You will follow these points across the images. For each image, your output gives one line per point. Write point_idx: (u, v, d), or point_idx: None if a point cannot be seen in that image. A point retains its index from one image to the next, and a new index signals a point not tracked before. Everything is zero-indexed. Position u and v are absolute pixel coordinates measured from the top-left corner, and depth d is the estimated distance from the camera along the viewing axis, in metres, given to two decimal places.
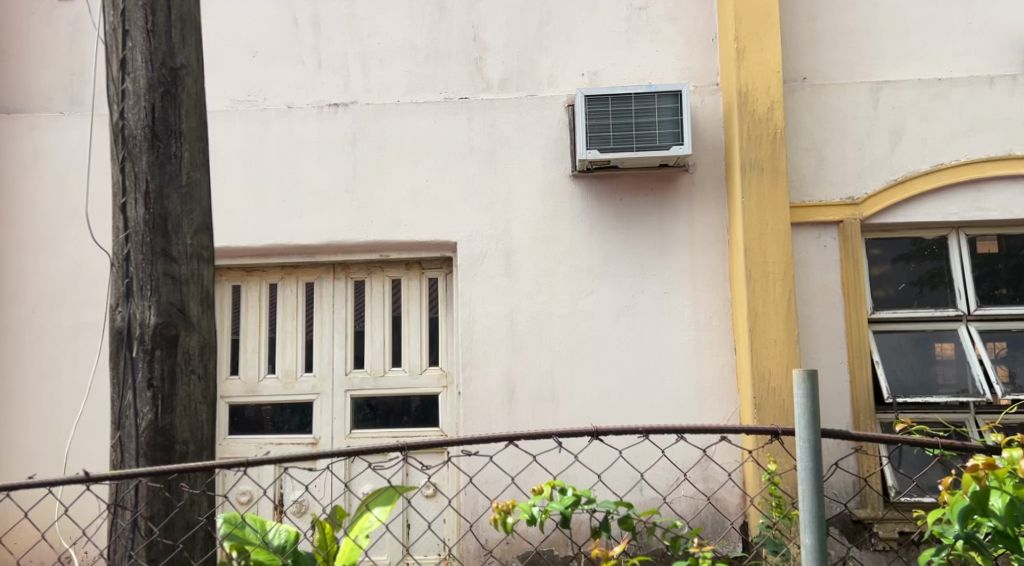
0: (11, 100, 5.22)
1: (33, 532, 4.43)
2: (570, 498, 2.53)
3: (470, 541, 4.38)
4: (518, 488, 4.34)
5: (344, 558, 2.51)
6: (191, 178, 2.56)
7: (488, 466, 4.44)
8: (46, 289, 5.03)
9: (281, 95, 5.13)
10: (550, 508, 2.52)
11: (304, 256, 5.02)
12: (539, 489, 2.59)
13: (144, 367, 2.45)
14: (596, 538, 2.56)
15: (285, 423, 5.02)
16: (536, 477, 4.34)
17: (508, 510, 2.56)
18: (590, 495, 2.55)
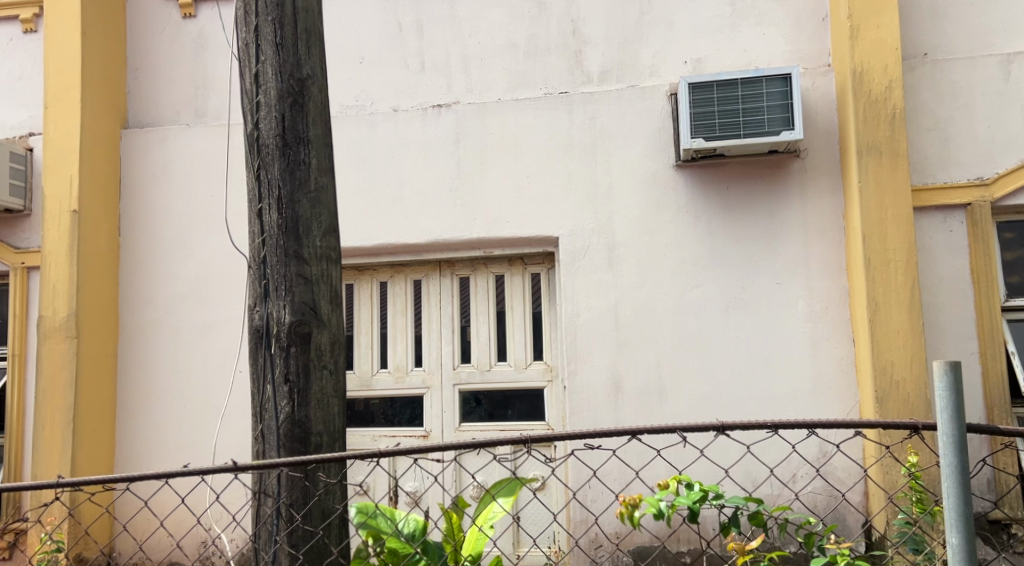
0: (143, 115, 5.59)
1: (186, 518, 4.77)
2: (697, 494, 2.65)
3: (598, 534, 4.41)
4: (644, 483, 4.35)
5: (470, 547, 2.63)
6: (319, 182, 2.69)
7: (611, 460, 4.46)
8: (177, 291, 5.35)
9: (387, 99, 5.29)
10: (678, 504, 2.63)
11: (411, 254, 5.16)
12: (665, 484, 2.67)
13: (281, 363, 2.59)
14: (727, 534, 2.68)
15: (396, 416, 5.16)
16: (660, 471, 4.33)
17: (635, 504, 2.64)
18: (717, 491, 2.67)
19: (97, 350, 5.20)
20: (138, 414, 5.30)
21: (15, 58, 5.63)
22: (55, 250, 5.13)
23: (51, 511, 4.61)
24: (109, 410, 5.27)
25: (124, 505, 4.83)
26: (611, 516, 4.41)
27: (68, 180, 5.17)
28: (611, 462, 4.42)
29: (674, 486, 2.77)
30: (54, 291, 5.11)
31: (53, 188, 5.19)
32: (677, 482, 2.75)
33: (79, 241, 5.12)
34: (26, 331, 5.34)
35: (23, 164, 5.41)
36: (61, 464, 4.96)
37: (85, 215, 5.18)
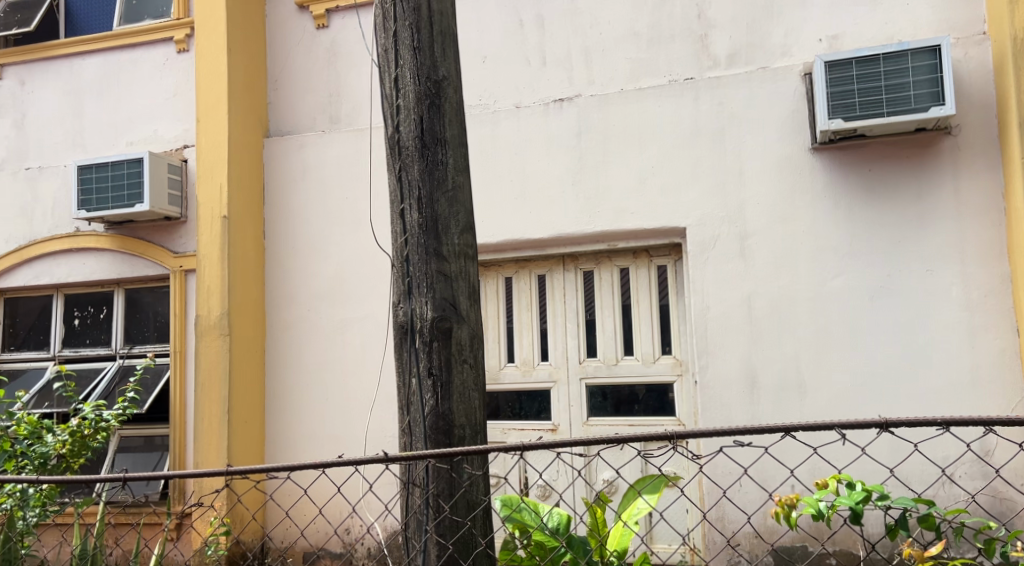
0: (284, 123, 5.89)
1: (341, 506, 5.01)
2: (859, 495, 2.78)
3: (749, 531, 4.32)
4: (800, 482, 4.22)
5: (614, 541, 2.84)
6: (456, 181, 2.74)
7: (764, 458, 4.36)
8: (318, 289, 5.59)
9: (510, 95, 5.34)
10: (839, 504, 2.78)
11: (536, 249, 5.19)
12: (825, 485, 2.83)
13: (425, 358, 2.66)
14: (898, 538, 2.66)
15: (521, 409, 5.20)
16: (819, 470, 4.20)
17: (792, 505, 2.87)
18: (882, 492, 2.78)
19: (247, 347, 5.49)
20: (285, 407, 5.58)
21: (169, 76, 6.03)
22: (209, 253, 5.46)
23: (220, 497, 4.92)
24: (258, 403, 5.57)
25: (285, 493, 5.11)
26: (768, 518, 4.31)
27: (218, 188, 5.48)
28: (764, 461, 4.32)
29: (837, 485, 2.89)
30: (208, 292, 5.43)
31: (206, 196, 5.52)
32: (838, 481, 2.87)
33: (229, 245, 5.43)
34: (184, 330, 5.71)
35: (179, 175, 5.81)
36: (218, 454, 5.29)
37: (234, 220, 5.48)
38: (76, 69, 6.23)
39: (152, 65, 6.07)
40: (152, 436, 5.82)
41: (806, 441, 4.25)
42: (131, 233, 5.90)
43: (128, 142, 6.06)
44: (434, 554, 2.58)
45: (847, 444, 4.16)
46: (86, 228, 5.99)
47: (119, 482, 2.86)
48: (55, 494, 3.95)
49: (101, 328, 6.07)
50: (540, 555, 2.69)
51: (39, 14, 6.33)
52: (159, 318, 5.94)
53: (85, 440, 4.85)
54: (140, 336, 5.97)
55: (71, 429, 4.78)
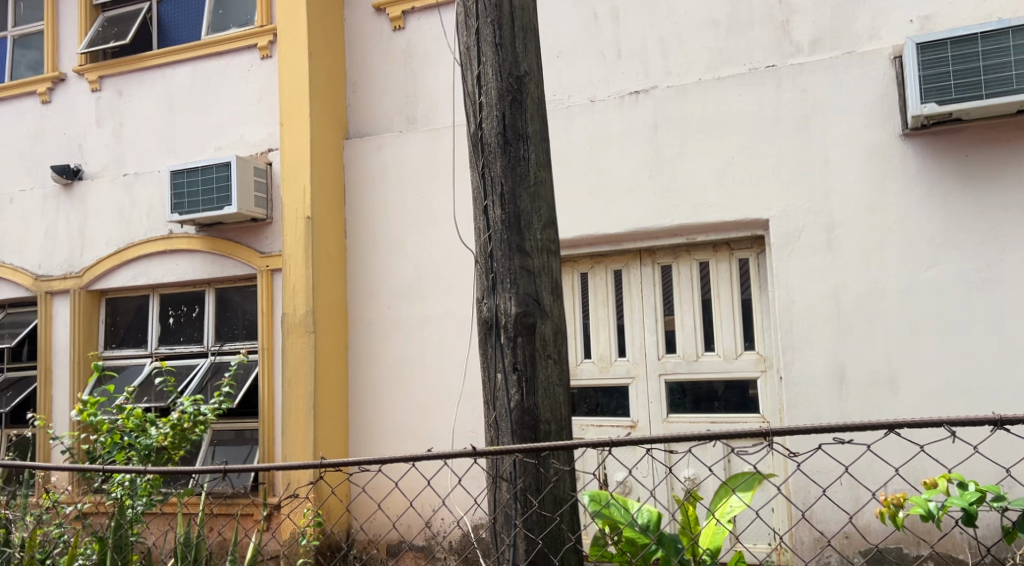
0: (363, 124, 5.98)
1: (431, 498, 5.09)
2: (972, 495, 2.62)
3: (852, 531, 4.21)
4: (906, 481, 4.09)
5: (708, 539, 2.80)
6: (538, 177, 2.72)
7: (865, 456, 4.24)
8: (399, 287, 5.65)
9: (584, 90, 5.30)
10: (950, 505, 2.64)
11: (612, 244, 5.13)
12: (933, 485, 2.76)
13: (509, 353, 2.66)
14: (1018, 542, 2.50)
15: (598, 405, 5.16)
16: (926, 469, 4.07)
17: (898, 505, 2.82)
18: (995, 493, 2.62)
19: (330, 344, 5.61)
20: (367, 402, 5.68)
21: (253, 82, 6.19)
22: (294, 252, 5.59)
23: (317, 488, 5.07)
24: (341, 398, 5.68)
25: (377, 486, 5.21)
26: (870, 517, 4.19)
27: (301, 189, 5.60)
28: (867, 459, 4.20)
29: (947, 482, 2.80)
30: (293, 291, 5.56)
31: (290, 197, 5.65)
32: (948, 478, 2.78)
33: (311, 245, 5.54)
34: (270, 328, 5.86)
35: (264, 177, 5.97)
36: (304, 449, 5.41)
37: (317, 220, 5.60)
38: (167, 77, 6.46)
39: (237, 71, 6.25)
40: (242, 430, 6.01)
41: (912, 439, 4.12)
42: (219, 234, 6.09)
43: (216, 147, 6.25)
44: (523, 549, 2.58)
45: (957, 442, 4.01)
46: (179, 229, 6.20)
47: (215, 474, 2.92)
48: (160, 483, 4.12)
49: (194, 326, 6.29)
50: (630, 551, 2.68)
51: (133, 26, 6.59)
52: (247, 317, 6.11)
53: (185, 433, 5.03)
54: (230, 333, 6.16)
55: (172, 422, 4.95)
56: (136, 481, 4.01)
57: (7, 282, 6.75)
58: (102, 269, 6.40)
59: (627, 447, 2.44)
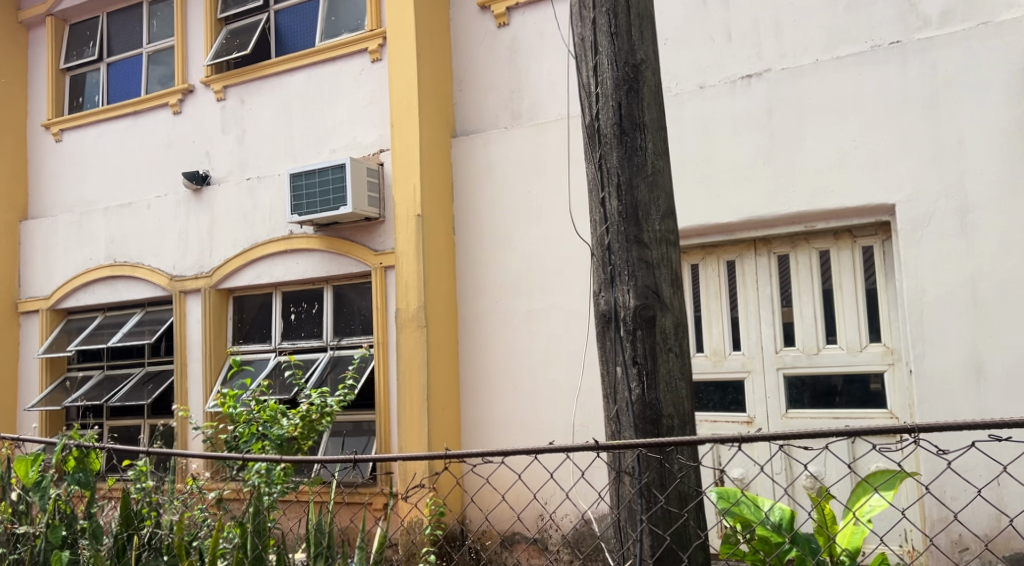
0: (471, 122, 6.04)
1: (556, 490, 5.11)
2: None
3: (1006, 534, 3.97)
4: None
5: (845, 539, 2.69)
6: (656, 166, 2.67)
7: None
8: (510, 282, 5.67)
9: (693, 77, 5.19)
10: None
11: (725, 234, 4.99)
12: None
13: (629, 347, 2.61)
14: None
15: (712, 401, 5.03)
16: None
17: None
18: None
19: (443, 339, 5.68)
20: (481, 396, 5.74)
21: (366, 85, 6.34)
22: (406, 250, 5.68)
23: (445, 479, 5.19)
24: (454, 392, 5.76)
25: (501, 478, 5.26)
26: None
27: (411, 187, 5.70)
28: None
29: None
30: (406, 287, 5.66)
31: (402, 196, 5.75)
32: None
33: (422, 242, 5.63)
34: (385, 323, 6.00)
35: (377, 178, 6.09)
36: (420, 442, 5.51)
37: (427, 218, 5.68)
38: (284, 84, 6.71)
39: (351, 75, 6.41)
40: (360, 422, 6.18)
41: None
42: (336, 233, 6.26)
43: (332, 150, 6.44)
44: (648, 545, 2.53)
45: None
46: (298, 230, 6.41)
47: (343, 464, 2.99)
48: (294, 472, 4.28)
49: (314, 321, 6.50)
50: (763, 551, 2.58)
51: (253, 37, 6.85)
52: (363, 313, 6.28)
53: (313, 424, 5.19)
54: (347, 329, 6.34)
55: (302, 414, 5.13)
56: (271, 469, 4.18)
57: (145, 283, 7.16)
58: (229, 268, 6.70)
59: (767, 444, 2.35)
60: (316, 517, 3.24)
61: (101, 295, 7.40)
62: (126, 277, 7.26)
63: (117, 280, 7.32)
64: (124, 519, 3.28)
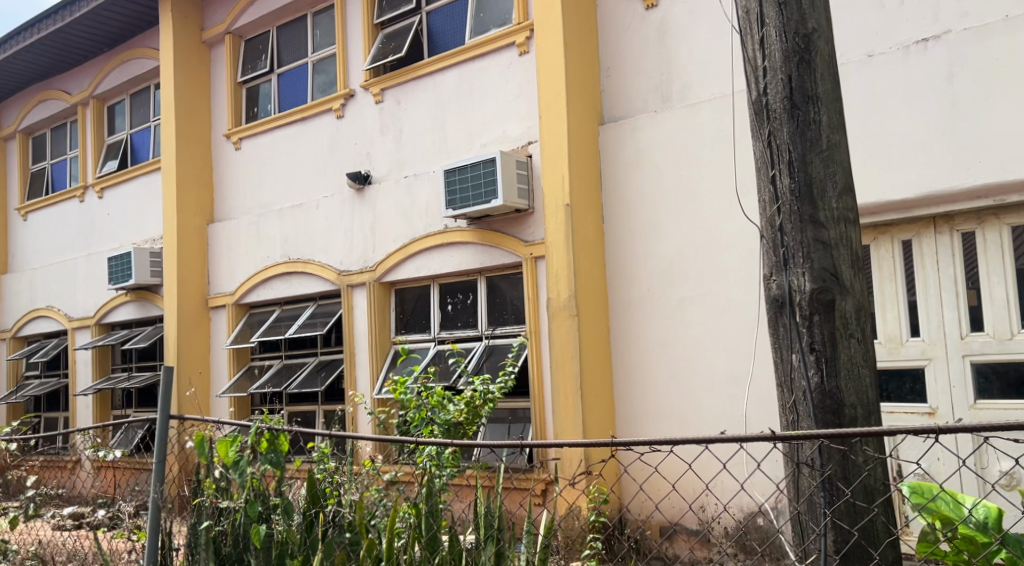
0: (622, 108, 5.95)
1: (729, 481, 5.00)
2: None
3: None
4: None
5: None
6: (831, 140, 2.52)
7: None
8: (664, 270, 5.56)
9: (861, 45, 4.89)
10: None
11: (900, 211, 4.66)
12: None
13: (805, 333, 2.49)
14: None
15: (887, 390, 4.74)
16: None
17: None
18: None
19: (594, 328, 5.66)
20: (638, 386, 5.66)
21: (515, 78, 6.38)
22: (556, 240, 5.69)
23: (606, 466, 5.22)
24: (608, 383, 5.73)
25: (671, 466, 5.21)
26: None
27: (560, 176, 5.69)
28: None
29: None
30: (557, 276, 5.67)
31: (550, 186, 5.75)
32: None
33: (572, 231, 5.61)
34: (537, 312, 6.04)
35: (526, 170, 6.13)
36: (578, 431, 5.51)
37: (577, 207, 5.65)
38: (437, 82, 6.87)
39: (500, 69, 6.48)
40: (516, 409, 6.28)
41: None
42: (488, 226, 6.35)
43: (483, 144, 6.54)
44: (833, 540, 2.41)
45: None
46: (453, 224, 6.56)
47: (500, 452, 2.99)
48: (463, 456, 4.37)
49: (469, 311, 6.62)
50: (968, 551, 2.43)
51: (407, 39, 7.05)
52: (516, 303, 6.34)
53: (477, 410, 5.36)
54: (501, 319, 6.43)
55: (467, 399, 5.30)
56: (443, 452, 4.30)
57: (315, 278, 7.56)
58: (391, 262, 6.95)
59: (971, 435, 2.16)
60: (485, 502, 3.30)
61: (278, 290, 7.86)
62: (299, 273, 7.68)
63: (292, 276, 7.75)
64: (311, 497, 3.43)
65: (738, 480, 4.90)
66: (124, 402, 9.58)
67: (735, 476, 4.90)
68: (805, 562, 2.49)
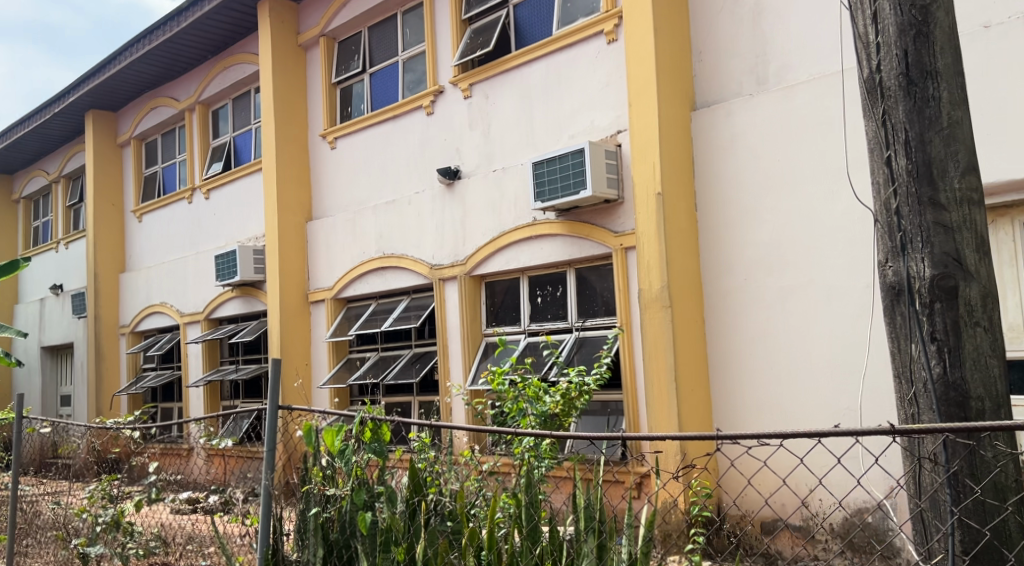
0: (715, 93, 5.80)
1: (843, 476, 4.84)
2: None
3: None
4: None
5: None
6: (952, 117, 2.38)
7: None
8: (762, 258, 5.40)
9: (975, 16, 4.61)
10: None
11: (1021, 192, 4.39)
12: None
13: (925, 321, 2.37)
14: None
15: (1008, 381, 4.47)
16: None
17: None
18: None
19: (687, 320, 5.55)
20: (736, 379, 5.52)
21: (604, 67, 6.30)
22: (647, 231, 5.59)
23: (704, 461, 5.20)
24: (703, 375, 5.61)
25: (781, 460, 5.07)
26: None
27: (651, 165, 5.60)
28: None
29: None
30: (649, 267, 5.58)
31: (640, 176, 5.66)
32: None
33: (664, 222, 5.51)
34: (629, 304, 5.97)
35: (615, 159, 6.05)
36: (673, 424, 5.41)
37: (668, 196, 5.54)
38: (525, 74, 6.86)
39: (589, 59, 6.40)
40: (608, 401, 6.24)
41: None
42: (577, 217, 6.31)
43: (571, 135, 6.49)
44: (960, 540, 2.29)
45: None
46: (541, 216, 6.53)
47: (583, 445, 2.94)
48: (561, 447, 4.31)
49: (559, 303, 6.58)
50: None
51: (495, 33, 7.05)
52: (606, 295, 6.27)
53: (573, 402, 5.34)
54: (591, 310, 6.37)
55: (562, 391, 5.30)
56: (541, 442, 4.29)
57: (409, 272, 7.66)
58: (481, 255, 6.98)
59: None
60: (585, 493, 3.21)
61: (373, 285, 8.02)
62: (393, 267, 7.81)
63: (386, 270, 7.89)
64: (413, 486, 3.46)
65: (854, 475, 4.73)
66: (231, 393, 9.97)
67: (851, 471, 4.73)
68: (930, 563, 2.38)
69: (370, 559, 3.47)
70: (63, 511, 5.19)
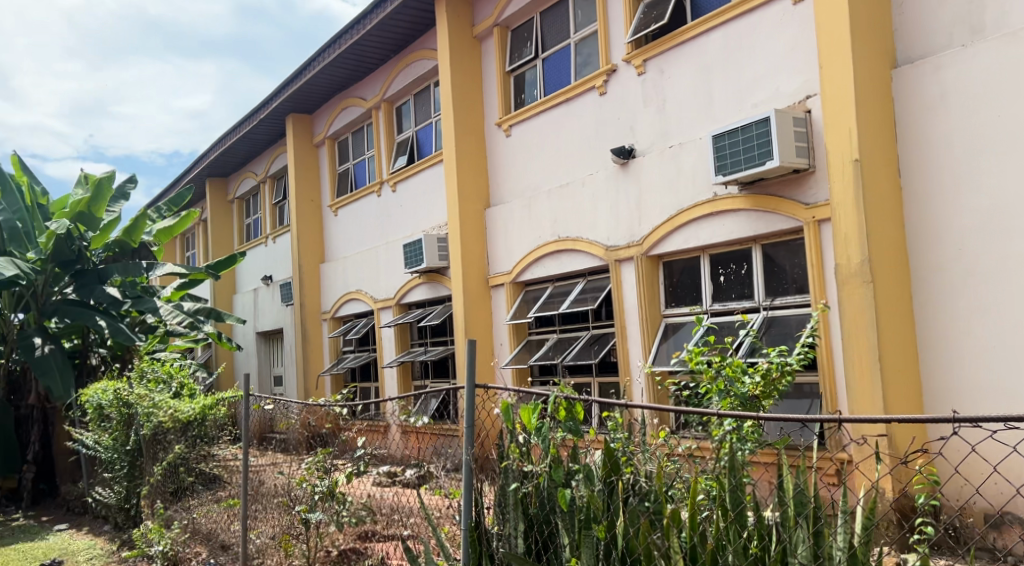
0: (919, 47, 5.30)
1: None
2: None
3: None
4: None
5: None
6: None
7: None
8: (978, 224, 4.92)
9: None
10: None
11: None
12: None
13: None
14: None
15: None
16: None
17: None
18: None
19: (891, 294, 5.15)
20: (949, 357, 5.06)
21: (790, 29, 5.93)
22: (843, 199, 5.22)
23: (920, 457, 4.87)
24: (911, 354, 5.19)
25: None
26: None
27: (846, 130, 5.21)
28: None
29: None
30: (846, 240, 5.21)
31: (835, 142, 5.29)
32: None
33: (863, 189, 5.12)
34: (824, 282, 5.63)
35: (804, 127, 5.70)
36: (875, 405, 5.06)
37: (867, 161, 5.14)
38: (703, 45, 6.59)
39: (772, 22, 6.05)
40: (801, 384, 5.93)
41: None
42: (762, 190, 6.00)
43: (755, 105, 6.18)
44: None
45: None
46: (723, 192, 6.26)
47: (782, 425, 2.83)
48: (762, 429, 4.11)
49: (744, 282, 6.29)
50: None
51: (670, 5, 6.82)
52: (796, 272, 5.94)
53: (773, 383, 5.13)
54: (780, 288, 6.05)
55: (762, 371, 5.10)
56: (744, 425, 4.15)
57: (586, 254, 7.60)
58: (659, 234, 6.81)
59: None
60: (792, 478, 3.05)
61: (550, 268, 8.04)
62: (569, 250, 7.78)
63: (562, 254, 7.88)
64: (611, 465, 3.39)
65: None
66: (423, 373, 10.38)
67: None
68: None
69: (571, 536, 3.44)
70: (285, 479, 5.62)
